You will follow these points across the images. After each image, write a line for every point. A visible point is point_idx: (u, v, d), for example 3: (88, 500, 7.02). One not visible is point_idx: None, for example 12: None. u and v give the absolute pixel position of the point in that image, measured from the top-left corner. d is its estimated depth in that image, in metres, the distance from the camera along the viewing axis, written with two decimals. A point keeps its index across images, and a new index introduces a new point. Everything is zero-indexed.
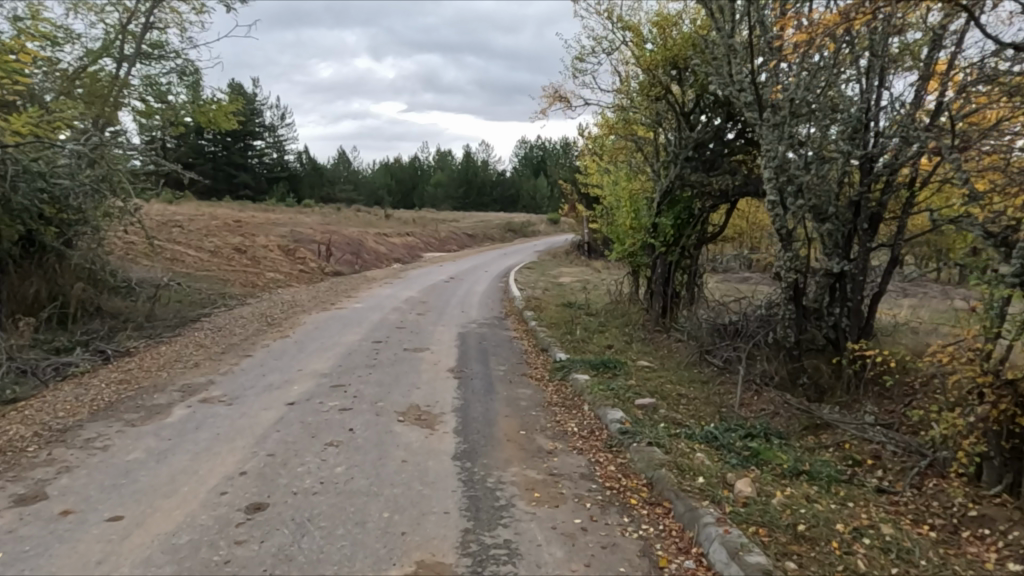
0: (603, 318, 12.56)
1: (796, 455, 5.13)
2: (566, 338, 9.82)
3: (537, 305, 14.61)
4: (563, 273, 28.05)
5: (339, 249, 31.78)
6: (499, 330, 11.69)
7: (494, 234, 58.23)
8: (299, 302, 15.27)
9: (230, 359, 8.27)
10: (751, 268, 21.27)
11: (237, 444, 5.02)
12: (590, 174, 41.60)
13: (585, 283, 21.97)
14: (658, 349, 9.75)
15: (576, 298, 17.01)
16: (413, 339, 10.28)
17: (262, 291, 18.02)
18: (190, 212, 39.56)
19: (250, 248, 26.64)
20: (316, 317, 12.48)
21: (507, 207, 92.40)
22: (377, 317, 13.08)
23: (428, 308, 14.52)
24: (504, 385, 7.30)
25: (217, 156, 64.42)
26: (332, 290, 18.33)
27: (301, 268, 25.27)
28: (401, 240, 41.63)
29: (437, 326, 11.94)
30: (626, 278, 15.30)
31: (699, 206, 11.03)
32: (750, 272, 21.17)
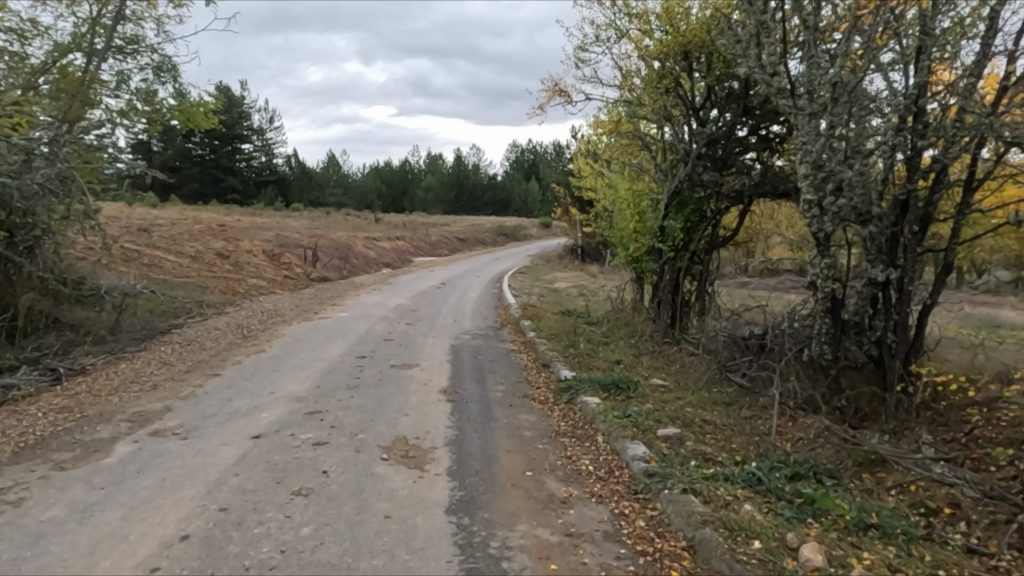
0: (606, 328, 11.73)
1: (857, 502, 4.30)
2: (570, 353, 8.98)
3: (534, 314, 13.78)
4: (557, 278, 27.28)
5: (326, 254, 30.80)
6: (495, 342, 10.83)
7: (485, 238, 57.51)
8: (280, 311, 14.35)
9: (194, 380, 7.36)
10: (753, 274, 20.62)
11: (184, 495, 4.13)
12: (584, 177, 41.04)
13: (582, 290, 21.20)
14: (670, 364, 8.91)
15: (574, 305, 16.17)
16: (401, 354, 9.40)
17: (242, 299, 17.07)
18: (174, 216, 38.50)
19: (233, 253, 25.65)
20: (296, 328, 11.57)
21: (498, 210, 91.57)
22: (363, 327, 12.20)
23: (418, 318, 13.63)
24: (504, 411, 6.44)
25: (204, 159, 63.30)
26: (317, 298, 17.37)
27: (286, 274, 24.32)
28: (391, 244, 40.76)
29: (427, 338, 11.07)
30: (628, 285, 14.50)
31: (711, 208, 10.24)
32: (752, 278, 20.52)
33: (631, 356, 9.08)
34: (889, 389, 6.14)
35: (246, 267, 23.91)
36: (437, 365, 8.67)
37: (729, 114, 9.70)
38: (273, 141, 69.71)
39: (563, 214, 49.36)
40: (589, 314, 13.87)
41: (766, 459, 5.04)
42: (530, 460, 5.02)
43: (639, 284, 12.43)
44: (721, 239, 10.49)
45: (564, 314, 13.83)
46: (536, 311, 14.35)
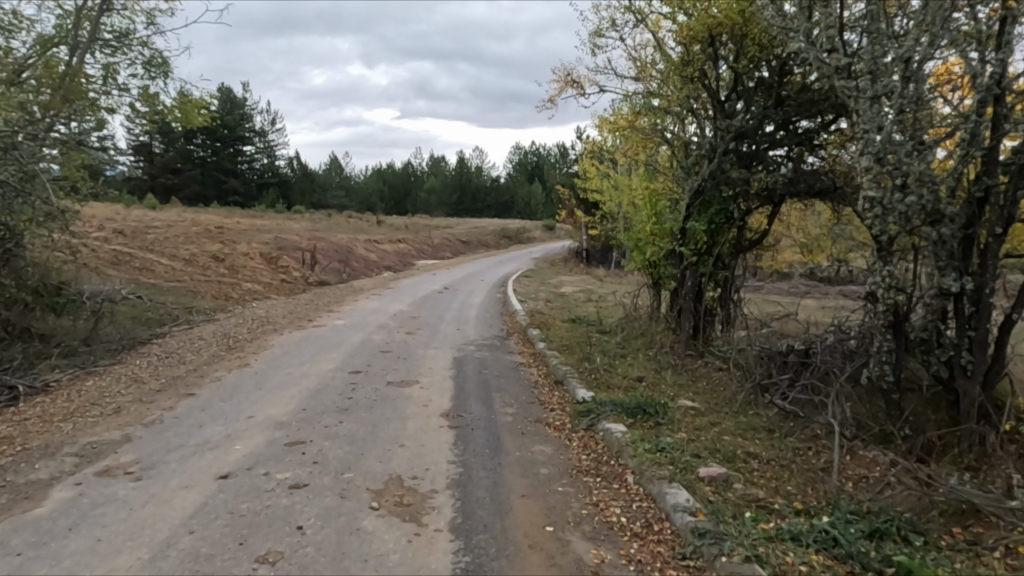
0: (621, 338, 10.90)
1: (960, 571, 3.45)
2: (585, 368, 8.15)
3: (543, 321, 12.96)
4: (564, 282, 26.53)
5: (326, 257, 30.03)
6: (501, 353, 10.01)
7: (489, 241, 56.82)
8: (273, 318, 13.55)
9: (164, 401, 6.52)
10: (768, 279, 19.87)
11: (121, 564, 3.30)
12: (590, 178, 40.61)
13: (591, 294, 20.41)
14: (697, 381, 8.07)
15: (584, 312, 15.33)
16: (399, 367, 8.57)
17: (235, 304, 16.24)
18: (172, 218, 37.83)
19: (229, 256, 24.87)
20: (287, 338, 10.74)
21: (502, 213, 90.77)
22: (359, 336, 11.38)
23: (418, 325, 12.82)
24: (515, 440, 5.59)
25: (206, 161, 62.89)
26: (313, 303, 16.57)
27: (284, 278, 23.52)
28: (393, 247, 40.02)
29: (428, 348, 10.25)
30: (641, 291, 13.67)
31: (738, 208, 9.40)
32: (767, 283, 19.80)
33: (653, 372, 8.25)
34: (962, 417, 5.28)
35: (241, 271, 23.13)
36: (439, 381, 7.84)
37: (760, 104, 8.92)
38: (275, 143, 69.07)
39: (567, 217, 48.50)
40: (601, 322, 13.03)
41: (834, 508, 4.18)
42: (550, 509, 4.17)
43: (655, 291, 11.59)
44: (748, 242, 9.63)
45: (574, 322, 13.01)
46: (544, 318, 13.53)
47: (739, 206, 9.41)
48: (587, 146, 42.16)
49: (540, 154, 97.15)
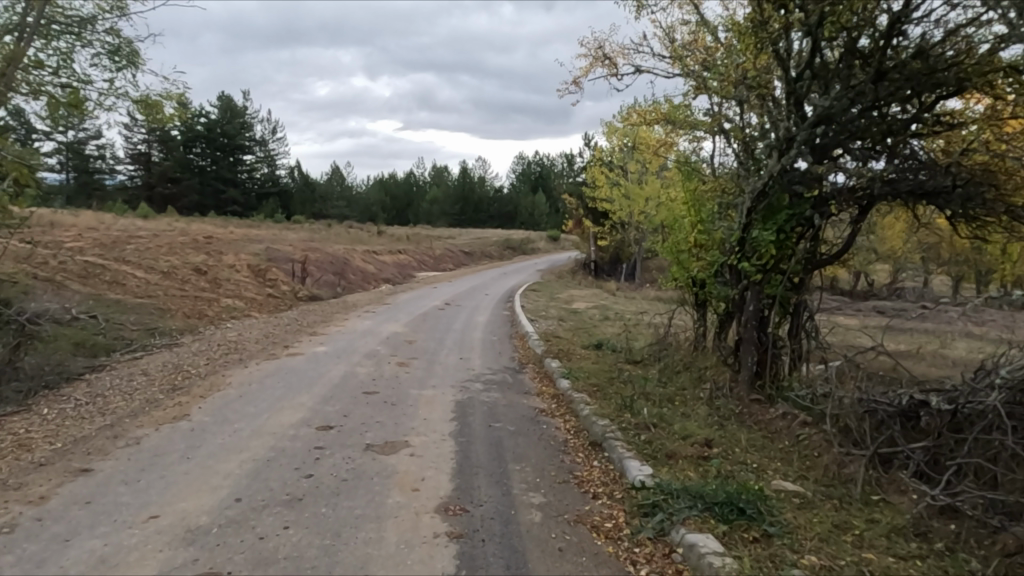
0: (661, 375, 8.88)
1: None
2: (634, 426, 6.15)
3: (562, 348, 10.96)
4: (575, 297, 24.68)
5: (319, 270, 28.09)
6: (514, 393, 8.02)
7: (493, 252, 55.05)
8: (243, 343, 11.59)
9: (40, 485, 4.55)
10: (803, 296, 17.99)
11: None
12: (601, 187, 38.89)
13: (608, 313, 18.49)
14: (781, 444, 6.05)
15: (606, 336, 13.31)
16: (383, 418, 6.57)
17: (207, 325, 14.33)
18: (162, 228, 35.99)
19: (212, 268, 22.95)
20: (252, 372, 8.79)
21: (505, 224, 88.87)
22: (342, 368, 9.40)
23: (413, 352, 10.86)
24: (550, 566, 3.62)
25: (205, 170, 61.34)
26: (297, 322, 14.62)
27: (271, 292, 21.60)
28: (392, 258, 38.19)
29: (423, 385, 8.26)
30: (676, 313, 11.71)
31: (814, 214, 7.40)
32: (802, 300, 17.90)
33: (719, 429, 6.25)
34: None
35: (225, 284, 21.23)
36: (434, 444, 5.82)
37: (850, 78, 6.95)
38: (274, 152, 67.44)
39: (575, 227, 46.49)
40: (631, 351, 11.01)
41: None
42: None
43: (701, 314, 9.58)
44: (828, 257, 7.56)
45: (601, 352, 10.99)
46: (562, 344, 11.52)
47: (816, 211, 7.40)
48: (595, 153, 40.34)
49: (544, 164, 95.43)
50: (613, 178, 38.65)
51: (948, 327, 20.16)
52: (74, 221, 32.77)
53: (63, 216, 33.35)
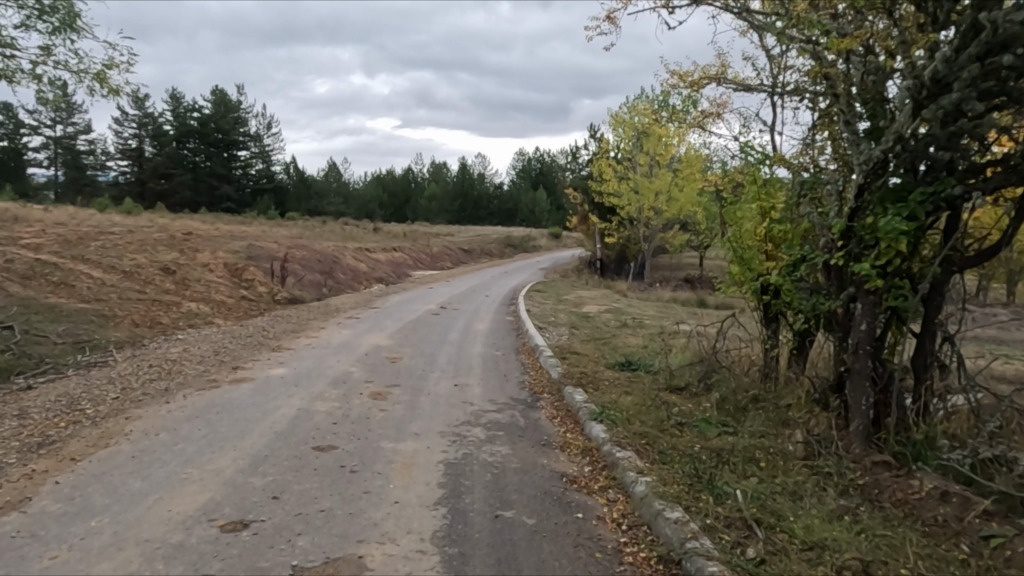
0: (725, 418, 6.59)
1: None
2: (729, 528, 3.87)
3: (585, 371, 8.63)
4: (585, 300, 22.41)
5: (304, 269, 25.74)
6: (526, 446, 5.70)
7: (493, 250, 52.81)
8: (185, 361, 9.28)
9: None
10: None
11: None
12: (608, 180, 36.62)
13: (626, 321, 16.20)
14: (962, 556, 3.80)
15: (633, 354, 10.97)
16: (331, 504, 4.25)
17: (154, 337, 12.01)
18: (141, 224, 33.70)
19: (182, 267, 20.61)
20: (172, 410, 6.48)
21: (505, 221, 86.43)
22: (299, 400, 7.08)
23: (393, 375, 8.53)
24: None
25: (197, 166, 59.07)
26: (261, 332, 12.30)
27: (245, 294, 19.31)
28: (387, 256, 35.95)
29: (402, 433, 5.93)
30: (725, 324, 9.39)
31: (963, 191, 5.07)
32: None
33: (855, 529, 3.98)
34: None
35: (193, 286, 18.90)
36: (405, 564, 3.51)
37: None
38: (268, 146, 65.07)
39: (580, 224, 44.08)
40: (672, 376, 8.70)
41: None
42: None
43: (770, 331, 7.31)
44: (979, 254, 5.21)
45: (634, 376, 8.68)
46: (584, 365, 9.19)
47: (968, 187, 5.07)
48: (602, 145, 38.13)
49: (544, 160, 92.28)
50: (621, 171, 36.48)
51: (1008, 337, 17.85)
52: (44, 216, 30.40)
53: (32, 211, 30.99)
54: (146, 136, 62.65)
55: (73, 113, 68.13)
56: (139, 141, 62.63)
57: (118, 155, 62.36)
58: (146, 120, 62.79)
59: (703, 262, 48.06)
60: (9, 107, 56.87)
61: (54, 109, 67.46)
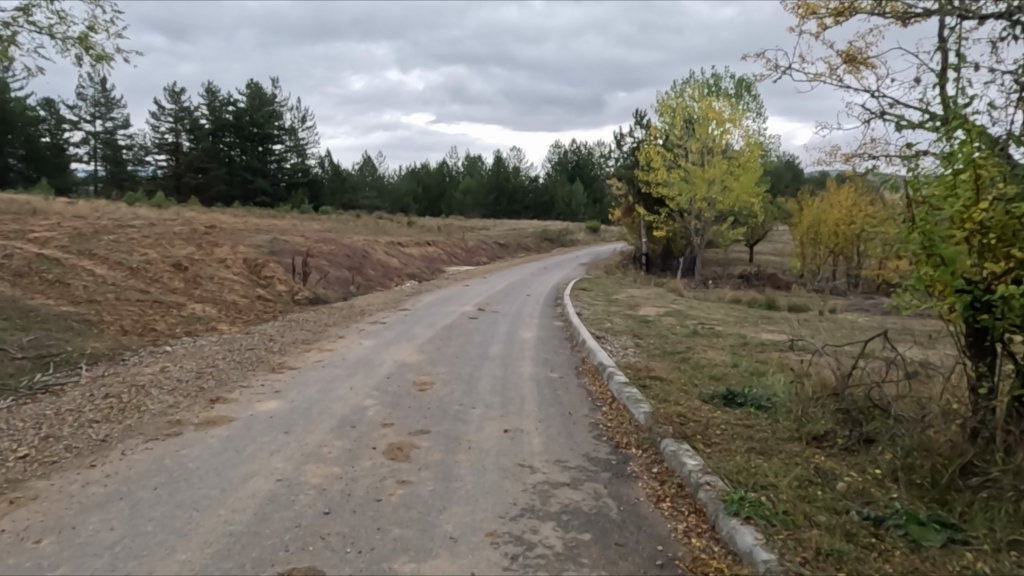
0: (935, 510, 4.22)
1: None
2: None
3: (683, 412, 6.27)
4: (638, 300, 20.12)
5: (330, 265, 23.80)
6: (634, 570, 3.44)
7: (529, 244, 50.55)
8: (153, 386, 7.17)
9: None
10: None
11: None
12: (657, 168, 33.97)
13: (696, 330, 13.84)
14: None
15: (728, 382, 8.55)
16: None
17: (137, 349, 9.98)
18: (165, 218, 32.19)
19: (196, 264, 18.79)
20: (88, 484, 4.33)
21: (541, 215, 84.12)
22: (282, 460, 4.91)
23: (420, 413, 6.31)
24: None
25: (234, 161, 58.30)
26: (265, 345, 10.21)
27: (262, 293, 17.36)
28: (420, 251, 33.97)
29: (429, 537, 3.72)
30: (870, 350, 6.97)
31: None
32: None
33: None
34: None
35: (205, 284, 17.00)
36: None
37: None
38: (302, 139, 63.76)
39: (624, 217, 41.43)
40: (806, 422, 6.30)
41: None
42: None
43: (984, 367, 4.90)
44: None
45: (751, 422, 6.28)
46: (675, 400, 6.83)
47: None
48: (649, 132, 35.58)
49: (582, 151, 89.04)
50: (670, 159, 33.80)
51: None
52: (64, 209, 29.02)
53: (54, 204, 29.63)
54: (182, 130, 61.99)
55: (111, 107, 67.80)
56: (174, 134, 61.89)
57: (154, 149, 61.75)
58: (180, 113, 62.05)
59: (754, 257, 45.23)
60: (47, 101, 56.47)
61: (94, 104, 67.30)
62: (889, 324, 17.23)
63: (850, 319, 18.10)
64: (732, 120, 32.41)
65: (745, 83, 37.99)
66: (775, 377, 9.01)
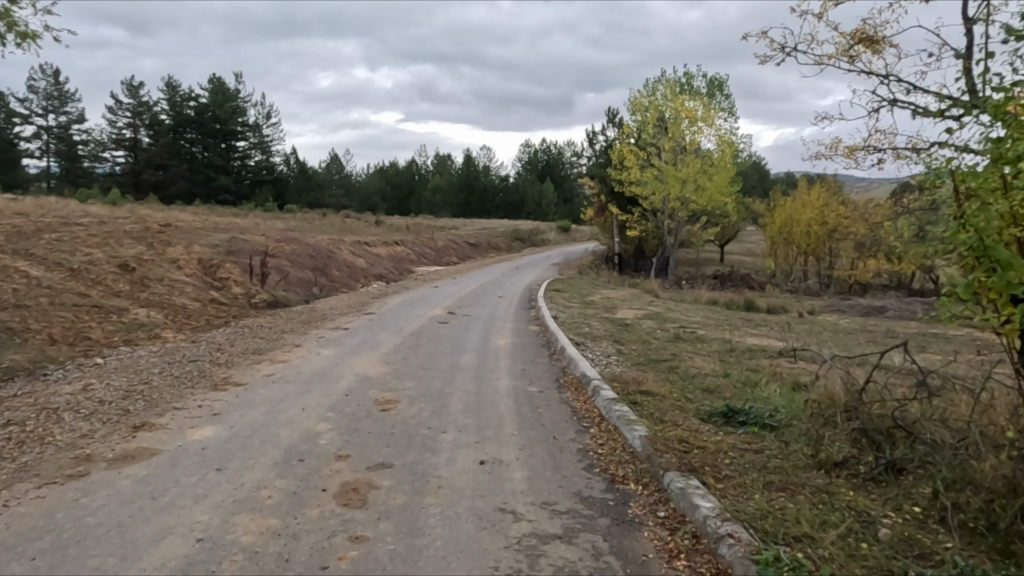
0: (1001, 567, 3.52)
1: None
2: None
3: (684, 436, 5.50)
4: (615, 302, 19.49)
5: (292, 266, 22.63)
6: None
7: (500, 244, 49.75)
8: (69, 408, 6.15)
9: None
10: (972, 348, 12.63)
11: None
12: (630, 167, 33.44)
13: (679, 334, 13.20)
14: None
15: (723, 396, 7.82)
16: None
17: (64, 362, 8.86)
18: (117, 216, 30.54)
19: (146, 264, 17.52)
20: None
21: (511, 214, 83.45)
22: (208, 511, 3.99)
23: (381, 442, 5.43)
24: None
25: (195, 157, 56.38)
26: (211, 356, 9.18)
27: (216, 296, 16.20)
28: (388, 251, 32.90)
29: None
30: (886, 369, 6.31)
31: None
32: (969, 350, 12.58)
33: None
34: None
35: (154, 286, 15.78)
36: None
37: None
38: (266, 136, 61.95)
39: (596, 216, 40.91)
40: (822, 446, 5.59)
41: None
42: None
43: None
44: None
45: (761, 447, 5.55)
46: (673, 421, 6.06)
47: None
48: (621, 131, 35.06)
49: (552, 151, 88.41)
50: (643, 158, 33.27)
51: None
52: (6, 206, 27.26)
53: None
54: (140, 125, 59.71)
55: (64, 101, 64.97)
56: (131, 129, 59.54)
57: (110, 144, 59.34)
58: (139, 109, 59.79)
59: (726, 257, 45.15)
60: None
61: (46, 97, 64.44)
62: (870, 327, 16.81)
63: (831, 321, 17.64)
64: (705, 119, 32.05)
65: (717, 83, 37.74)
66: (771, 389, 8.35)
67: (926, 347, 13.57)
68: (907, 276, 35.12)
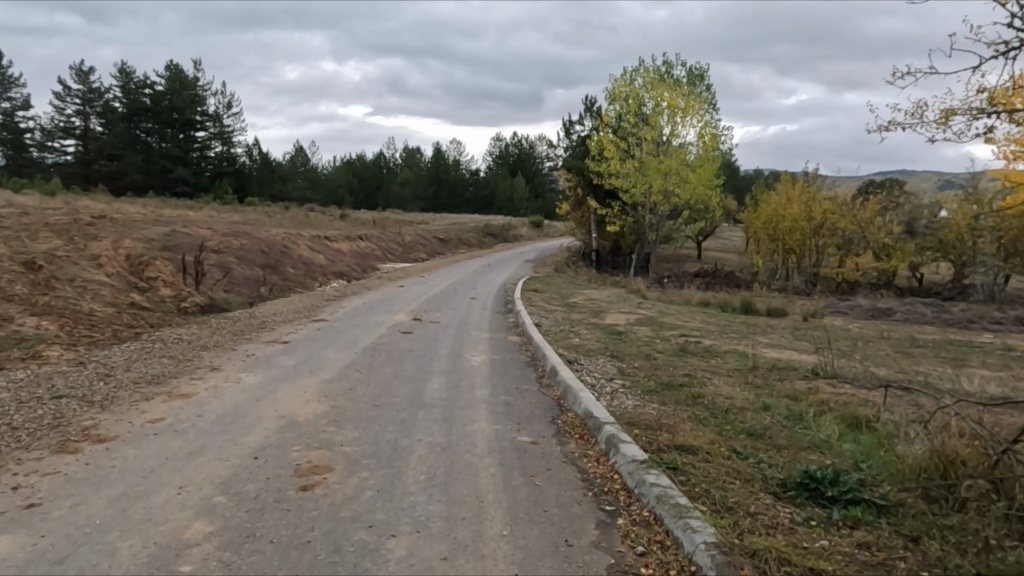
0: None
1: None
2: None
3: (779, 547, 3.45)
4: (601, 304, 17.51)
5: (239, 263, 20.13)
6: None
7: (472, 240, 47.48)
8: None
9: None
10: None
11: None
12: (608, 156, 31.49)
13: (684, 346, 11.23)
14: None
15: (780, 448, 5.75)
16: None
17: None
18: (48, 207, 27.43)
19: (58, 261, 14.91)
20: None
21: (482, 209, 81.04)
22: None
23: (285, 571, 3.25)
24: None
25: (151, 148, 52.96)
26: (86, 389, 6.81)
27: (136, 300, 13.68)
28: (351, 247, 30.41)
29: None
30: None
31: None
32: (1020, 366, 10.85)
33: None
34: None
35: (61, 289, 13.25)
36: None
37: None
38: (227, 126, 58.61)
39: (573, 210, 38.94)
40: (985, 556, 3.60)
41: None
42: None
43: None
44: None
45: (896, 563, 3.52)
46: (745, 512, 4.01)
47: None
48: (599, 121, 33.13)
49: (524, 144, 85.95)
50: (623, 149, 31.33)
51: None
52: None
53: None
54: (92, 113, 55.94)
55: (8, 87, 60.58)
56: (80, 117, 55.71)
57: (58, 133, 55.47)
58: (91, 96, 56.02)
59: (705, 254, 43.61)
60: None
61: None
62: (887, 332, 15.02)
63: (842, 326, 15.89)
64: (687, 110, 30.32)
65: (698, 73, 35.97)
66: (832, 433, 6.38)
67: (963, 358, 11.85)
68: (894, 273, 33.83)
